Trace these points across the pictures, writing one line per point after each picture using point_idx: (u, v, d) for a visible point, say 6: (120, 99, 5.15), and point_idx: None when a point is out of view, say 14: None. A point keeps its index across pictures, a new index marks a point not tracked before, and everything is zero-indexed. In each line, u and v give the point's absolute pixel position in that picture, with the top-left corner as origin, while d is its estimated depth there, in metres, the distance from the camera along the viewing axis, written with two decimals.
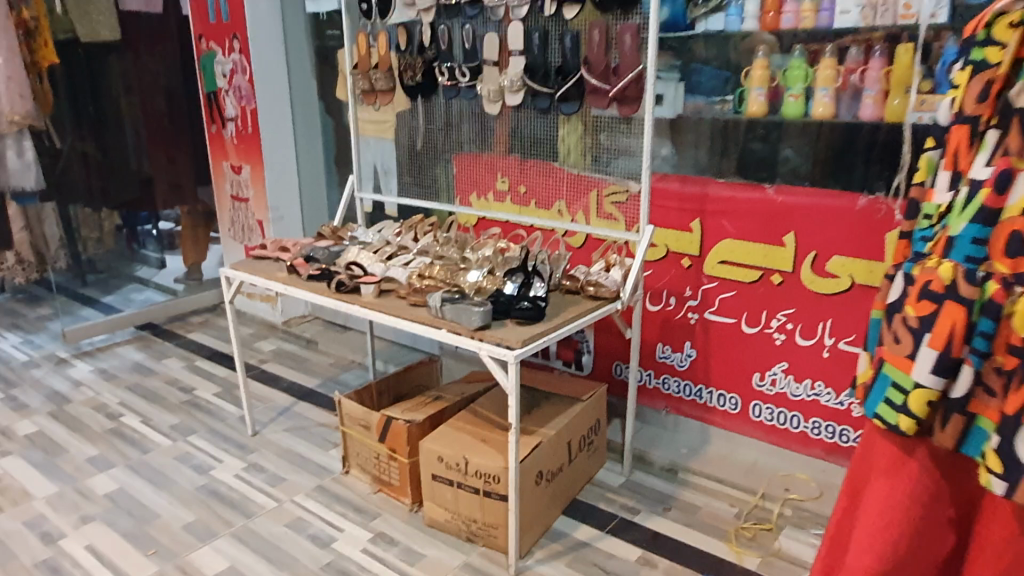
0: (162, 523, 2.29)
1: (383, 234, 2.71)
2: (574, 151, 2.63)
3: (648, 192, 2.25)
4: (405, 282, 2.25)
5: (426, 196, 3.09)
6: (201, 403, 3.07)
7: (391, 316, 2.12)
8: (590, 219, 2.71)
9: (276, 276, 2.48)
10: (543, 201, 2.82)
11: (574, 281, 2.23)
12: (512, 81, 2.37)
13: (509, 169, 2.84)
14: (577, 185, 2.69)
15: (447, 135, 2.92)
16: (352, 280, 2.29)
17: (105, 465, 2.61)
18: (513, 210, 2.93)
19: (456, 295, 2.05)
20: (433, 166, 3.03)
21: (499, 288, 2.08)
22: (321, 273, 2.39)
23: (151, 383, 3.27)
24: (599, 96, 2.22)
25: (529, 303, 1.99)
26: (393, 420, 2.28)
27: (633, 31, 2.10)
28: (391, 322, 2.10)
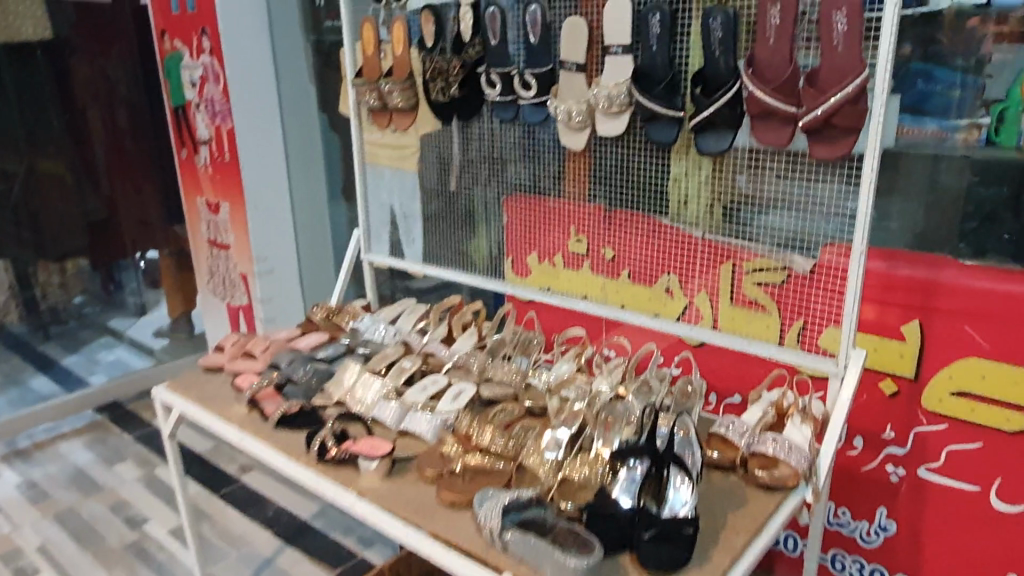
0: None
1: (401, 328, 1.81)
2: (695, 204, 1.69)
3: (858, 295, 1.29)
4: (436, 448, 1.33)
5: (463, 256, 2.16)
6: (150, 549, 2.19)
7: (415, 525, 1.17)
8: (720, 306, 1.74)
9: (228, 411, 1.55)
10: (640, 277, 1.86)
11: (724, 450, 1.29)
12: (611, 96, 1.40)
13: (588, 224, 1.90)
14: (700, 256, 1.73)
15: (494, 171, 2.00)
16: (343, 439, 1.36)
17: None
18: (592, 291, 1.98)
19: (524, 500, 1.12)
20: (473, 212, 2.11)
21: (606, 483, 1.15)
22: (301, 413, 1.48)
23: (89, 510, 2.39)
24: (776, 127, 1.25)
25: (656, 531, 1.05)
26: None
27: (854, 8, 1.13)
28: (413, 541, 1.15)
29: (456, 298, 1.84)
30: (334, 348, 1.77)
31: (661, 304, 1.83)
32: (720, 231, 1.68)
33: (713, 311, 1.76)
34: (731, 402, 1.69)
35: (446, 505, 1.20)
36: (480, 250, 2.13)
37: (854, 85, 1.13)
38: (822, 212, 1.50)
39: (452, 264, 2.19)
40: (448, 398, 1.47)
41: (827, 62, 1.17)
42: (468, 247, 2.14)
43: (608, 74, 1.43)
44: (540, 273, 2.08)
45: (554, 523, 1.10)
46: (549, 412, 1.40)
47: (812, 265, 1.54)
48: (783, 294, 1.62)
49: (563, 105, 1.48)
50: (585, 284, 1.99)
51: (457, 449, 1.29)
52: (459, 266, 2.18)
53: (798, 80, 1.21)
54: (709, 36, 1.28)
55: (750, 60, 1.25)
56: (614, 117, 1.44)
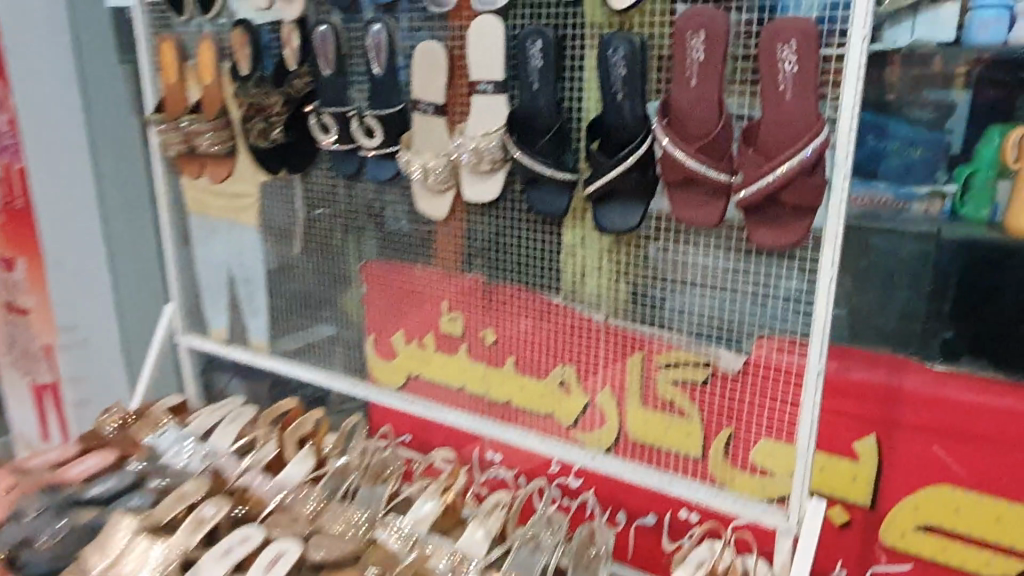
0: None
1: (214, 446, 1.36)
2: (597, 280, 1.33)
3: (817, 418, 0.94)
4: None
5: (325, 321, 1.73)
6: None
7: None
8: (627, 405, 1.38)
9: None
10: (528, 365, 1.48)
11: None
12: (478, 151, 1.03)
13: (463, 300, 1.52)
14: (603, 344, 1.37)
15: (351, 233, 1.62)
16: None
17: None
18: (470, 380, 1.57)
19: None
20: (325, 276, 1.70)
21: None
22: None
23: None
24: (701, 200, 0.91)
25: None
26: None
27: (806, 41, 0.80)
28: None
29: (292, 402, 1.41)
30: (116, 478, 1.29)
31: (556, 400, 1.45)
32: (624, 315, 1.33)
33: (620, 414, 1.39)
34: (643, 524, 1.32)
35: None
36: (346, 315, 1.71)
37: (808, 154, 0.80)
38: (751, 296, 1.20)
39: (306, 334, 1.77)
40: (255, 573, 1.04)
41: (768, 115, 0.84)
42: (331, 314, 1.72)
43: (476, 118, 1.05)
44: (405, 357, 1.65)
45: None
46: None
47: (743, 363, 1.24)
48: (708, 396, 1.29)
49: (418, 160, 1.09)
50: (460, 371, 1.58)
51: None
52: (320, 334, 1.75)
53: (728, 137, 0.88)
54: (608, 72, 0.93)
55: (664, 108, 0.91)
56: (486, 175, 1.07)
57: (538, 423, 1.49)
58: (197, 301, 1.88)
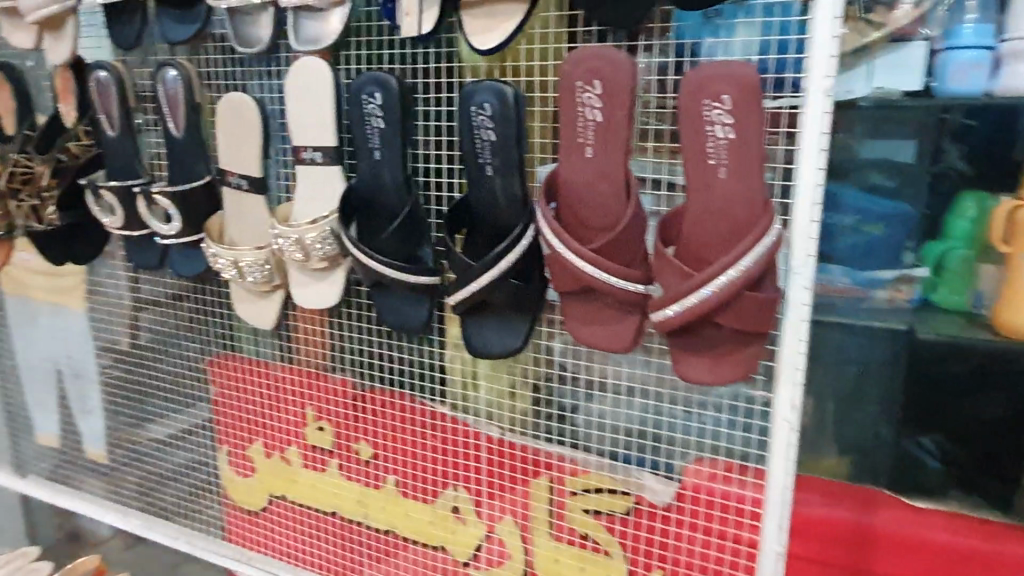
0: None
1: None
2: (495, 383, 0.97)
3: None
4: None
5: (170, 420, 1.23)
6: None
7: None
8: (534, 542, 0.95)
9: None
10: (410, 486, 1.04)
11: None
12: (306, 244, 0.74)
13: (322, 401, 1.08)
14: (494, 458, 0.97)
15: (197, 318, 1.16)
16: None
17: None
18: (322, 498, 1.11)
19: None
20: (167, 363, 1.22)
21: None
22: None
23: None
24: (603, 318, 0.65)
25: None
26: None
27: (743, 93, 0.56)
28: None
29: (97, 558, 1.09)
30: None
31: (444, 529, 1.01)
32: (526, 428, 0.97)
33: (526, 550, 0.96)
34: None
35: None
36: (198, 411, 1.22)
37: (749, 265, 0.56)
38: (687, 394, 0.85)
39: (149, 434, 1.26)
40: None
41: (693, 202, 0.59)
42: (178, 413, 1.23)
43: (303, 198, 0.77)
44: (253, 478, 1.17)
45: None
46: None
47: (675, 491, 0.86)
48: (633, 531, 0.89)
49: (227, 253, 0.79)
50: (316, 491, 1.11)
51: None
52: (164, 433, 1.25)
53: (639, 231, 0.62)
54: (471, 138, 0.66)
55: (549, 186, 0.64)
56: (322, 274, 0.78)
57: (421, 558, 1.05)
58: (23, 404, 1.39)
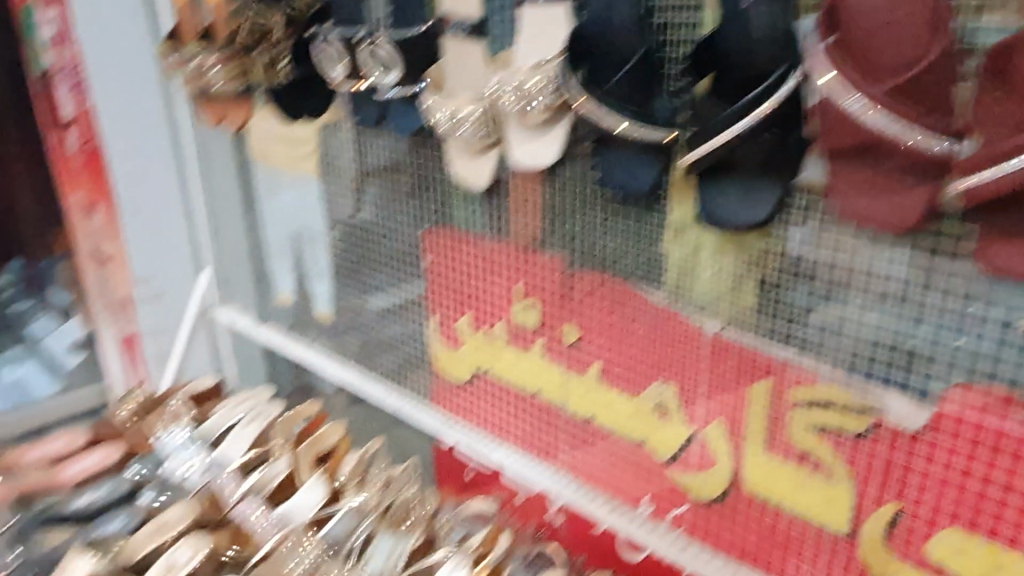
0: None
1: (220, 455, 1.10)
2: (723, 274, 0.81)
3: None
4: None
5: (390, 291, 1.24)
6: None
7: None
8: (743, 450, 0.85)
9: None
10: (613, 377, 0.96)
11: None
12: (526, 93, 0.67)
13: (534, 281, 1.02)
14: (712, 358, 0.85)
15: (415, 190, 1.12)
16: None
17: None
18: (522, 376, 1.07)
19: None
20: (395, 234, 1.18)
21: None
22: None
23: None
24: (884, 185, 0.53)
25: None
26: None
27: None
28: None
29: (316, 407, 1.17)
30: (110, 486, 1.07)
31: (645, 425, 0.94)
32: (753, 328, 0.80)
33: (735, 456, 0.85)
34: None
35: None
36: (412, 285, 1.20)
37: None
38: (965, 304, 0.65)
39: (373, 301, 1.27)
40: None
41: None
42: (396, 285, 1.22)
43: (525, 42, 0.69)
44: (458, 352, 1.16)
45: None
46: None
47: (927, 419, 0.69)
48: (872, 454, 0.74)
49: (446, 104, 0.75)
50: (517, 370, 1.08)
51: None
52: (385, 302, 1.25)
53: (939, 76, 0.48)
54: None
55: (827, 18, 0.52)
56: (540, 130, 0.71)
57: (613, 450, 0.98)
58: (265, 261, 1.44)
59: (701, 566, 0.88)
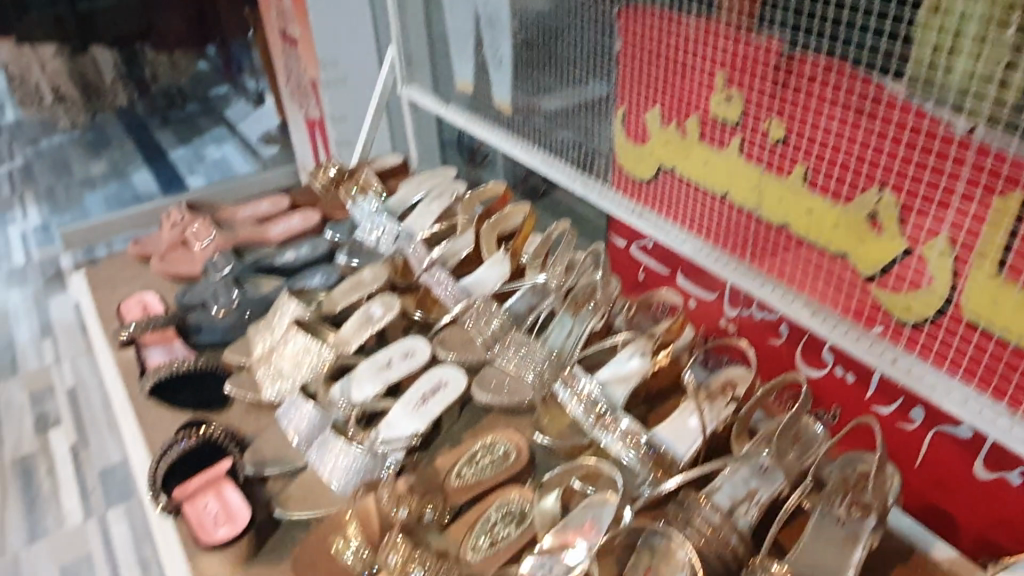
0: None
1: (410, 227, 1.13)
2: (999, 46, 0.57)
3: None
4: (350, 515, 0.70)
5: (569, 88, 1.10)
6: None
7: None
8: (971, 271, 0.66)
9: (109, 341, 1.02)
10: (819, 180, 0.76)
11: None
12: None
13: (739, 57, 0.81)
14: (956, 156, 0.63)
15: None
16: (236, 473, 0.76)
17: None
18: (712, 177, 0.90)
19: None
20: (588, 22, 1.02)
21: None
22: (203, 376, 0.92)
23: (80, 369, 1.94)
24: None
25: None
26: None
27: None
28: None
29: (500, 187, 1.14)
30: (309, 246, 1.16)
31: (852, 235, 0.75)
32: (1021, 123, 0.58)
33: (958, 279, 0.67)
34: (947, 433, 0.78)
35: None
36: (596, 84, 1.06)
37: None
38: None
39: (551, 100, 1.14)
40: (403, 401, 0.84)
41: None
42: (576, 82, 1.09)
43: None
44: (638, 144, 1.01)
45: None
46: (573, 483, 0.72)
47: None
48: None
49: None
50: (705, 167, 0.91)
51: (359, 552, 0.67)
52: (563, 100, 1.12)
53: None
54: None
55: None
56: None
57: (811, 263, 0.81)
58: (444, 45, 1.38)
59: (915, 381, 0.70)
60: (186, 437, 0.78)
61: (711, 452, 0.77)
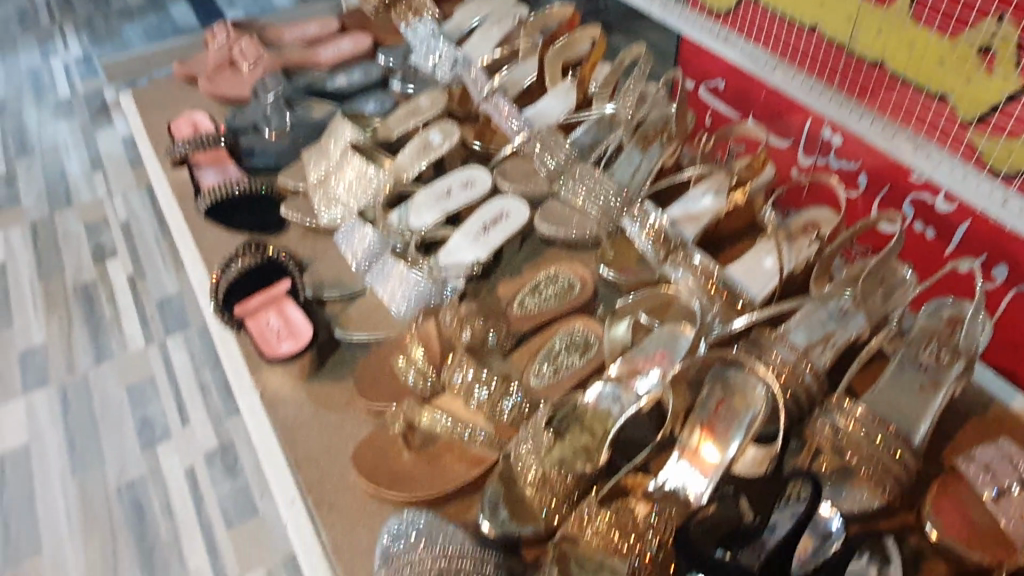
0: (34, 570, 1.28)
1: (470, 52, 1.06)
2: None
3: None
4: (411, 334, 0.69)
5: None
6: None
7: (295, 480, 0.65)
8: None
9: (162, 162, 1.00)
10: (929, 8, 0.68)
11: (872, 492, 0.56)
12: None
13: None
14: None
15: None
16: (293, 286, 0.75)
17: (34, 378, 1.58)
18: (799, 6, 0.80)
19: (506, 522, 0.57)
20: None
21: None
22: (259, 199, 0.90)
23: (133, 202, 1.96)
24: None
25: None
26: (373, 452, 0.64)
27: None
28: (276, 499, 0.66)
29: (567, 10, 1.03)
30: (361, 71, 1.09)
31: (957, 73, 0.68)
32: None
33: None
34: None
35: (312, 490, 0.64)
36: None
37: None
38: None
39: None
40: (464, 230, 0.81)
41: None
42: None
43: None
44: None
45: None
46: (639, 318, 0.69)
47: None
48: None
49: None
50: None
51: (420, 369, 0.66)
52: None
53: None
54: None
55: None
56: None
57: (903, 104, 0.73)
58: None
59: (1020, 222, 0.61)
60: (246, 257, 0.77)
61: (786, 294, 0.74)
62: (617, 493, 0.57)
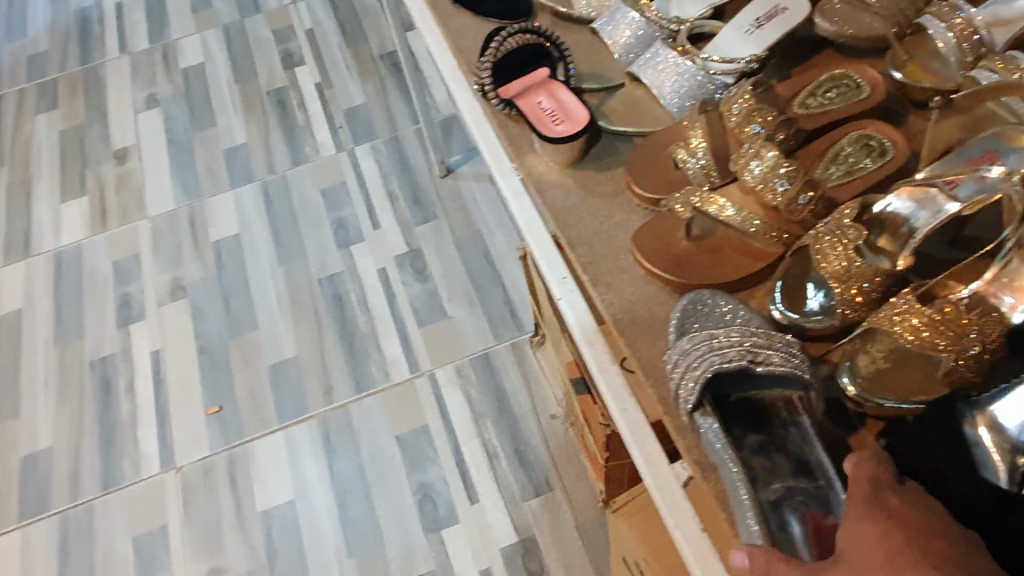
0: (253, 343, 1.44)
1: None
2: None
3: None
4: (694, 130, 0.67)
5: None
6: (380, 66, 1.83)
7: (568, 261, 0.67)
8: None
9: None
10: None
11: None
12: None
13: None
14: None
15: None
16: (564, 74, 0.76)
17: (240, 173, 1.69)
18: None
19: (798, 319, 0.57)
20: None
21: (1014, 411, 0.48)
22: None
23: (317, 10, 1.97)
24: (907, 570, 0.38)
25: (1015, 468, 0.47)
26: (651, 238, 0.64)
27: None
28: (547, 277, 0.68)
29: None
30: None
31: None
32: None
33: None
34: None
35: (588, 269, 0.65)
36: None
37: None
38: None
39: None
40: (735, 25, 0.75)
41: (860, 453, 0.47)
42: None
43: None
44: None
45: (741, 487, 0.50)
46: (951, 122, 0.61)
47: None
48: None
49: None
50: None
51: (702, 162, 0.66)
52: None
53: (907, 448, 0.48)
54: None
55: None
56: None
57: None
58: None
59: None
60: (529, 31, 0.76)
61: None
62: (927, 295, 0.56)
